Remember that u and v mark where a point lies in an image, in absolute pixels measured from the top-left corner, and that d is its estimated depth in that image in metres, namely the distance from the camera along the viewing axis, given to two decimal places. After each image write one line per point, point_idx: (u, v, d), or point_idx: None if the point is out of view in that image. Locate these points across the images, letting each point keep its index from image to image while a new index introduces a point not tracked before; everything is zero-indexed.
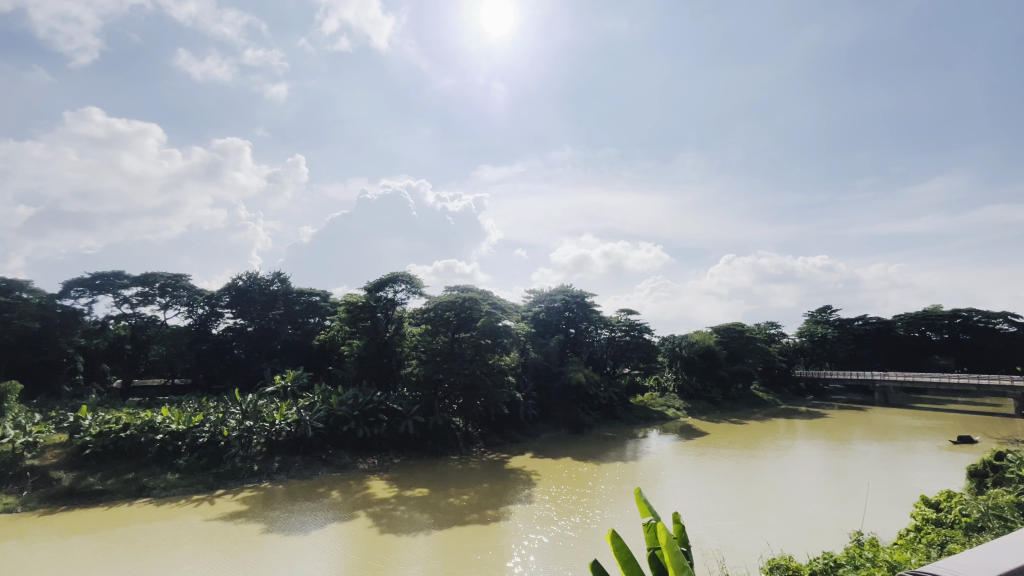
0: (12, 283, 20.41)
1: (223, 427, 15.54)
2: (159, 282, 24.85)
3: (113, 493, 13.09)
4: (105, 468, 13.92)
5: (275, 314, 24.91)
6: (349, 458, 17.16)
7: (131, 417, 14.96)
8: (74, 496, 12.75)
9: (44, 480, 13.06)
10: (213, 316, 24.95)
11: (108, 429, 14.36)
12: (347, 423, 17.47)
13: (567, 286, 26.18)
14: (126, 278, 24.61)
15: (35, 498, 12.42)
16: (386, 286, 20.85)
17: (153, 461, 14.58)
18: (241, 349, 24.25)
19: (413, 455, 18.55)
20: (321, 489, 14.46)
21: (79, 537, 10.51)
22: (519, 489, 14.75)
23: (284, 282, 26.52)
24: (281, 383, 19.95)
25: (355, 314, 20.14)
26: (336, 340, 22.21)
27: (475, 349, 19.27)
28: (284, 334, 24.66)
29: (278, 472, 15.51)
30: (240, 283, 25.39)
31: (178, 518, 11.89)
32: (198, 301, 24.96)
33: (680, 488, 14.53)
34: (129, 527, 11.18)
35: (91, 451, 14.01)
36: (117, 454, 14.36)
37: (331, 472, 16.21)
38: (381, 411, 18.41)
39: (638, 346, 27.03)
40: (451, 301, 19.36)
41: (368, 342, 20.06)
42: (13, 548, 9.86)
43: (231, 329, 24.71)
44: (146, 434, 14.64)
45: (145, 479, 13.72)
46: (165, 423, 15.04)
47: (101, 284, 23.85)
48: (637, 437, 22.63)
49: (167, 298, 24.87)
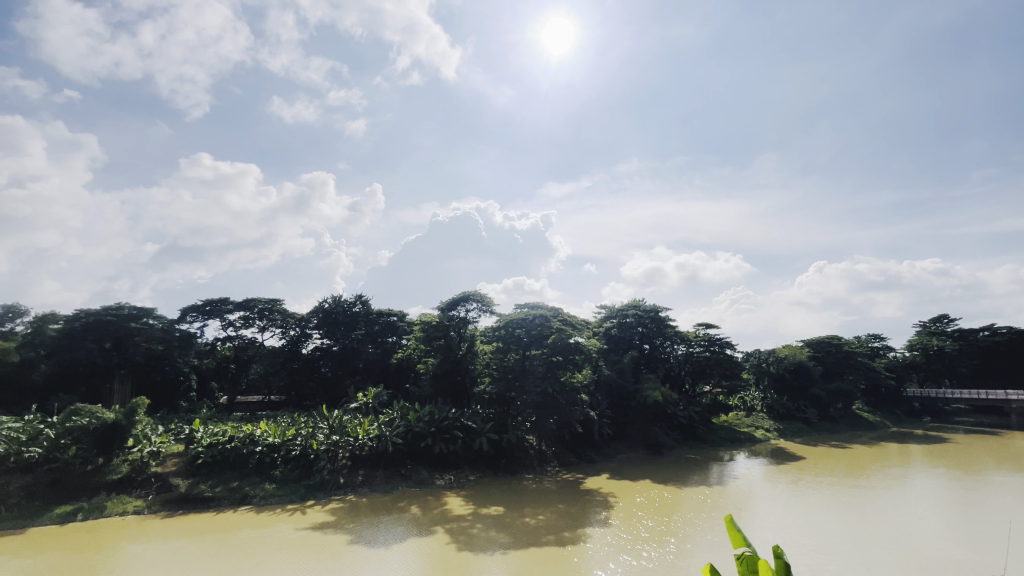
0: (142, 310, 23.39)
1: (313, 441, 16.61)
2: (258, 307, 27.39)
3: (220, 500, 14.36)
4: (214, 476, 15.37)
5: (357, 334, 26.47)
6: (427, 473, 17.63)
7: (236, 430, 16.50)
8: (188, 502, 14.12)
9: (165, 486, 14.63)
10: (303, 337, 26.89)
11: (217, 440, 15.91)
12: (424, 439, 18.03)
13: (639, 301, 25.34)
14: (231, 304, 27.37)
15: (158, 501, 13.95)
16: (458, 305, 21.50)
17: (253, 471, 15.86)
18: (327, 367, 25.97)
19: (488, 473, 18.68)
20: (401, 504, 14.88)
21: (190, 541, 11.53)
22: (595, 512, 14.23)
23: (365, 304, 28.07)
24: (363, 400, 21.06)
25: (430, 333, 20.82)
26: (413, 358, 23.11)
27: (547, 366, 19.12)
28: (365, 353, 26.11)
29: (362, 485, 16.25)
30: (327, 306, 27.31)
31: (273, 526, 12.74)
32: (290, 323, 27.14)
33: (772, 519, 13.26)
34: (231, 533, 12.16)
35: (202, 460, 15.56)
36: (224, 464, 15.81)
37: (410, 486, 16.71)
38: (456, 428, 18.77)
39: (719, 363, 25.41)
40: (521, 318, 19.48)
41: (442, 359, 20.64)
42: (138, 548, 11.03)
43: (319, 348, 26.45)
44: (247, 446, 16.09)
45: (247, 488, 14.96)
46: (263, 436, 16.40)
47: (211, 309, 26.75)
48: (722, 461, 21.18)
49: (264, 321, 27.27)
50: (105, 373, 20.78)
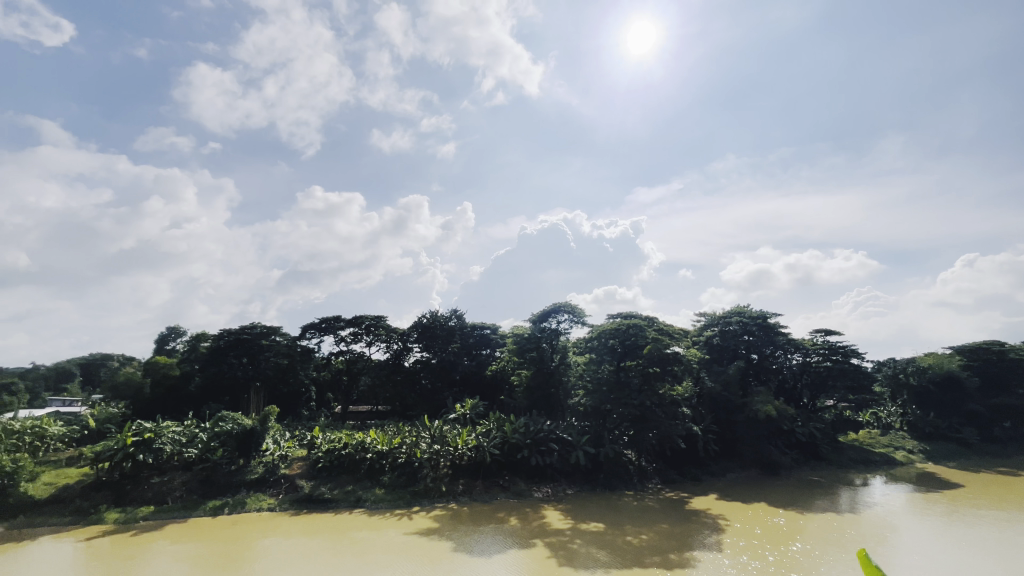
0: (271, 328, 26.47)
1: (416, 449, 17.45)
2: (365, 323, 29.64)
3: (338, 502, 15.61)
4: (333, 479, 16.78)
5: (453, 347, 27.58)
6: (525, 485, 17.69)
7: (350, 438, 17.92)
8: (311, 502, 15.52)
9: (292, 487, 16.23)
10: (405, 350, 28.63)
11: (334, 447, 17.40)
12: (521, 450, 18.14)
13: (744, 307, 23.48)
14: (343, 321, 29.93)
15: (287, 500, 15.50)
16: (550, 316, 21.62)
17: (365, 476, 17.05)
18: (427, 379, 27.29)
19: (586, 487, 18.31)
20: (501, 515, 15.07)
21: (315, 540, 12.60)
22: (704, 535, 13.24)
23: (460, 318, 29.19)
24: (461, 411, 21.84)
25: (522, 345, 21.04)
26: (507, 370, 23.55)
27: (643, 377, 18.34)
28: (461, 365, 27.12)
29: (463, 494, 16.75)
30: (425, 321, 28.85)
31: (384, 530, 13.55)
32: (393, 338, 29.01)
33: (921, 556, 11.38)
34: (347, 534, 13.12)
35: (322, 464, 17.09)
36: (340, 468, 17.19)
37: (509, 497, 16.87)
38: (552, 440, 18.72)
39: (843, 373, 22.69)
40: (614, 328, 19.04)
41: (536, 371, 20.72)
42: (272, 543, 12.31)
43: (420, 361, 27.89)
44: (360, 452, 17.35)
45: (360, 492, 16.11)
46: (373, 444, 17.58)
47: (326, 326, 29.48)
48: (854, 485, 18.73)
49: (370, 336, 29.45)
50: (244, 384, 23.87)
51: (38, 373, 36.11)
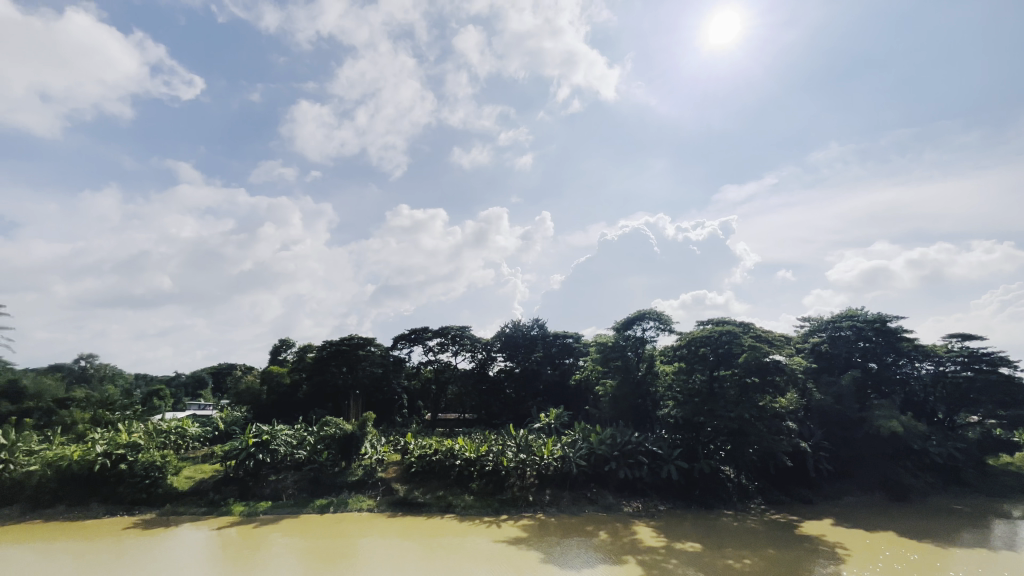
0: (367, 338, 28.30)
1: (503, 457, 17.58)
2: (451, 333, 30.69)
3: (430, 506, 16.23)
4: (425, 484, 17.49)
5: (536, 356, 27.68)
6: (614, 499, 17.17)
7: (440, 444, 18.49)
8: (406, 505, 16.26)
9: (388, 489, 17.15)
10: (489, 359, 29.26)
11: (425, 452, 18.07)
12: (608, 463, 17.68)
13: (856, 311, 21.06)
14: (431, 331, 31.25)
15: (384, 502, 16.37)
16: (634, 324, 21.01)
17: (455, 482, 17.57)
18: (512, 388, 27.64)
19: (680, 504, 17.33)
20: (589, 528, 14.72)
21: (410, 542, 13.12)
22: (819, 564, 11.91)
23: (542, 327, 29.27)
24: (546, 420, 21.84)
25: (606, 354, 20.55)
26: (591, 379, 23.16)
27: (740, 389, 16.91)
28: (544, 375, 27.11)
29: (550, 504, 16.62)
30: (508, 330, 29.31)
31: (474, 536, 13.79)
32: (478, 347, 29.78)
33: None
34: (438, 538, 13.55)
35: (415, 469, 17.84)
36: (431, 473, 17.84)
37: (597, 510, 16.45)
38: (641, 453, 18.02)
39: (989, 385, 19.43)
40: (704, 336, 17.95)
41: (621, 381, 20.09)
42: (373, 542, 13.03)
43: (504, 370, 28.30)
44: (449, 459, 17.79)
45: (451, 498, 16.60)
46: (461, 451, 17.93)
47: (416, 337, 30.99)
48: (1009, 517, 15.90)
49: (456, 346, 30.43)
50: (345, 392, 25.75)
51: (181, 379, 41.90)
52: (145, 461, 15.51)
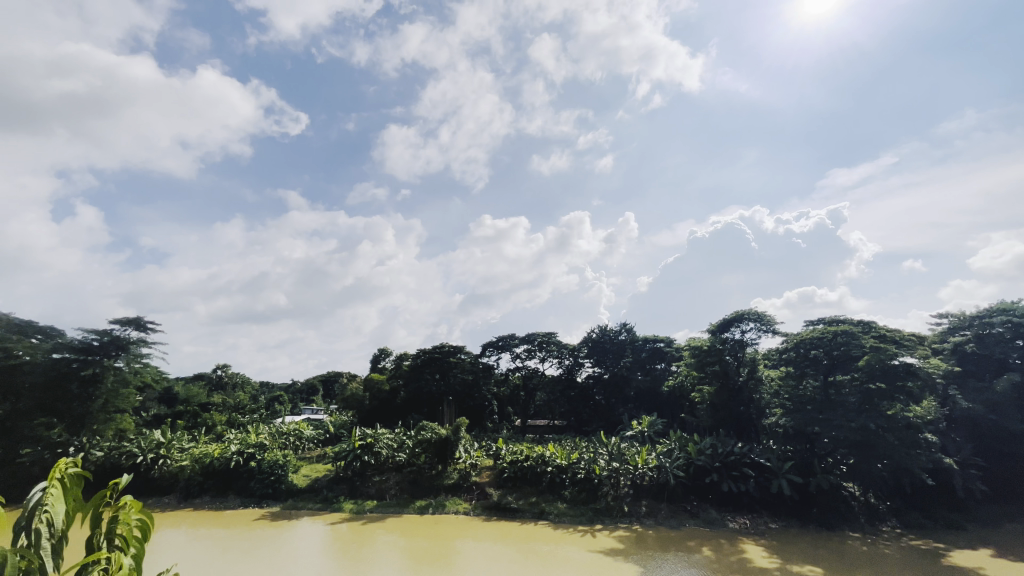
0: (458, 346, 29.30)
1: (595, 465, 17.19)
2: (538, 339, 30.75)
3: (523, 511, 16.32)
4: (518, 490, 17.68)
5: (625, 362, 26.88)
6: (717, 513, 16.08)
7: (531, 450, 18.57)
8: (500, 510, 16.49)
9: (483, 494, 17.55)
10: (577, 365, 28.96)
11: (517, 458, 18.23)
12: (709, 474, 16.61)
13: (1011, 303, 17.80)
14: (518, 338, 31.65)
15: (479, 506, 16.76)
16: (733, 325, 19.75)
17: (547, 489, 17.55)
18: (601, 395, 27.17)
19: (795, 523, 15.79)
20: (691, 543, 13.91)
21: (506, 547, 13.26)
22: None
23: (630, 331, 28.38)
24: (638, 428, 21.10)
25: (701, 359, 19.38)
26: (686, 385, 21.99)
27: (862, 396, 15.03)
28: (635, 381, 26.21)
29: (647, 516, 15.97)
30: (595, 336, 28.85)
31: (569, 544, 13.61)
32: (565, 353, 29.64)
33: None
34: (532, 545, 13.53)
35: (508, 474, 18.08)
36: (524, 479, 17.98)
37: (699, 525, 15.48)
38: (746, 465, 16.71)
39: None
40: (817, 336, 16.26)
41: (720, 387, 18.83)
42: (470, 545, 13.36)
43: (592, 376, 27.84)
44: (541, 465, 17.82)
45: (544, 504, 16.57)
46: (552, 458, 17.89)
47: (504, 344, 31.58)
48: None
49: (543, 352, 30.55)
50: (439, 398, 26.88)
51: (296, 387, 46.40)
52: (270, 460, 17.34)
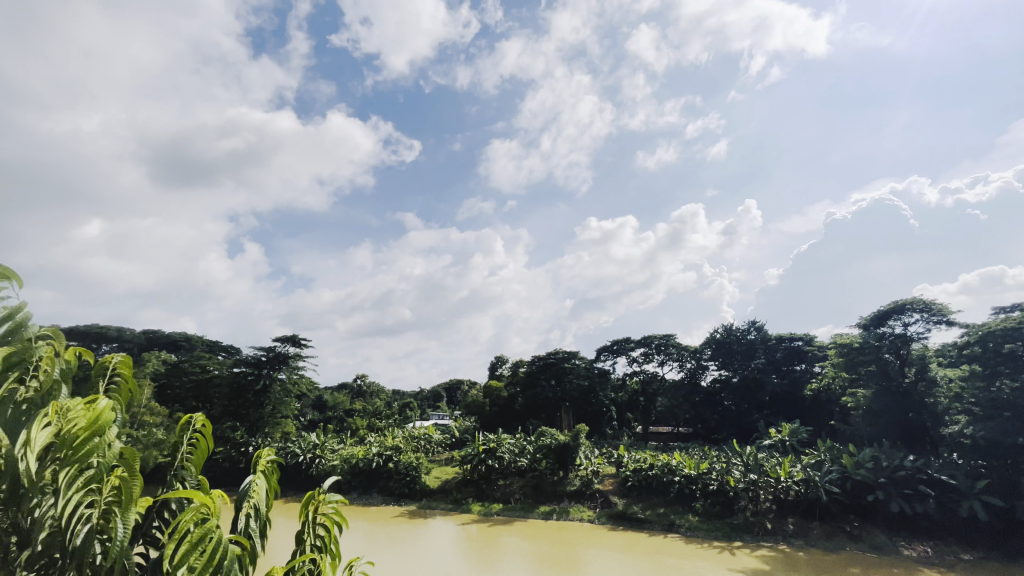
0: (572, 351, 29.13)
1: (729, 477, 15.81)
2: (655, 342, 29.47)
3: (651, 523, 15.55)
4: (644, 500, 16.95)
5: (756, 363, 24.50)
6: (886, 538, 13.81)
7: (655, 459, 17.77)
8: (626, 520, 15.92)
9: (607, 502, 17.15)
10: (700, 368, 27.06)
11: (641, 466, 17.55)
12: (873, 492, 14.29)
13: None
14: (633, 341, 30.56)
15: (604, 515, 16.33)
16: (891, 318, 16.94)
17: (676, 501, 16.57)
18: (730, 400, 24.84)
19: (998, 557, 12.87)
20: (854, 569, 12.08)
21: (636, 558, 12.71)
22: None
23: (761, 330, 25.82)
24: (778, 437, 19.02)
25: (852, 357, 17.11)
26: (836, 387, 19.29)
27: None
28: (770, 384, 23.73)
29: (796, 536, 14.25)
30: (719, 336, 26.77)
31: (705, 560, 12.64)
32: (686, 356, 27.92)
33: None
34: (663, 558, 12.77)
35: (632, 483, 17.43)
36: (650, 488, 17.19)
37: (863, 549, 13.41)
38: (921, 482, 14.09)
39: None
40: (1012, 326, 13.22)
41: (878, 390, 16.22)
42: (597, 553, 13.08)
43: (719, 380, 25.74)
44: (667, 475, 16.92)
45: (673, 516, 15.65)
46: (680, 467, 16.89)
47: (619, 348, 30.72)
48: None
49: (662, 355, 29.13)
50: (556, 404, 26.94)
51: (424, 393, 49.89)
52: (405, 461, 18.85)
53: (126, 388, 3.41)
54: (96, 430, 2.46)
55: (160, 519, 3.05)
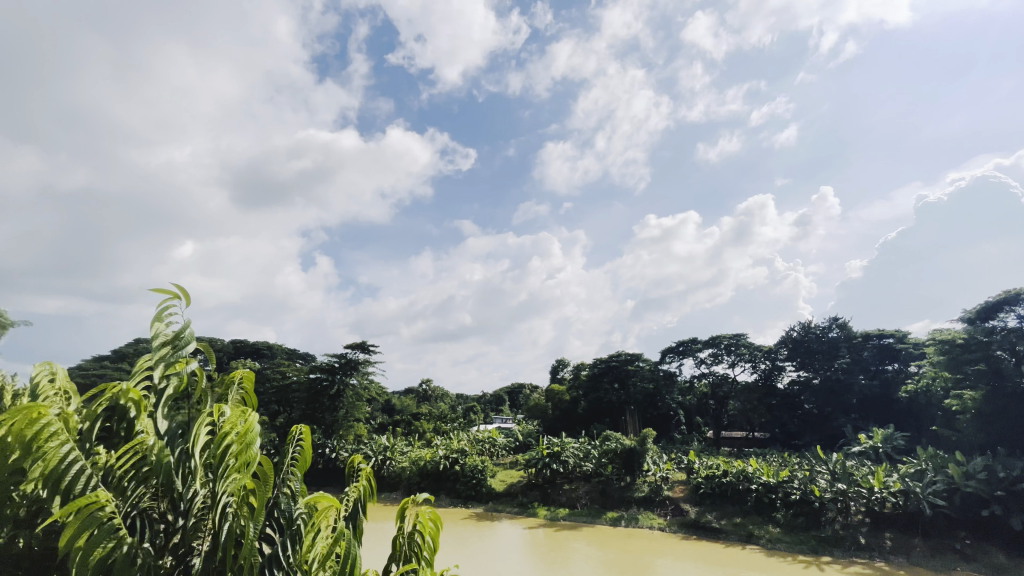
0: (635, 354, 28.33)
1: (813, 486, 14.66)
2: (724, 343, 28.03)
3: (728, 533, 14.70)
4: (718, 509, 16.08)
5: (840, 363, 22.62)
6: (1007, 560, 12.18)
7: (729, 466, 16.85)
8: (700, 529, 15.15)
9: (678, 510, 16.45)
10: (776, 370, 25.41)
11: (713, 473, 16.68)
12: (988, 506, 12.66)
13: None
14: (700, 342, 29.25)
15: (676, 523, 15.64)
16: (1001, 310, 15.05)
17: (754, 510, 15.58)
18: (812, 403, 23.06)
19: None
20: None
21: (711, 570, 12.04)
22: None
23: (844, 327, 23.83)
24: (869, 443, 17.39)
25: (958, 357, 15.51)
26: (937, 389, 17.37)
27: None
28: (857, 386, 21.80)
29: (894, 553, 12.93)
30: (796, 334, 25.02)
31: None
32: (759, 357, 26.34)
33: None
34: (742, 571, 12.01)
35: (704, 491, 16.60)
36: (724, 497, 16.29)
37: (978, 571, 11.91)
38: None
39: None
40: None
41: (990, 392, 14.40)
42: (669, 563, 12.53)
43: (798, 382, 24.02)
44: (743, 482, 15.97)
45: (752, 527, 14.72)
46: (757, 474, 15.90)
47: (685, 349, 29.51)
48: None
49: (732, 356, 27.65)
50: (620, 407, 26.26)
51: (486, 397, 50.61)
52: (471, 464, 19.14)
53: (248, 401, 3.38)
54: (249, 442, 2.56)
55: (271, 522, 3.01)
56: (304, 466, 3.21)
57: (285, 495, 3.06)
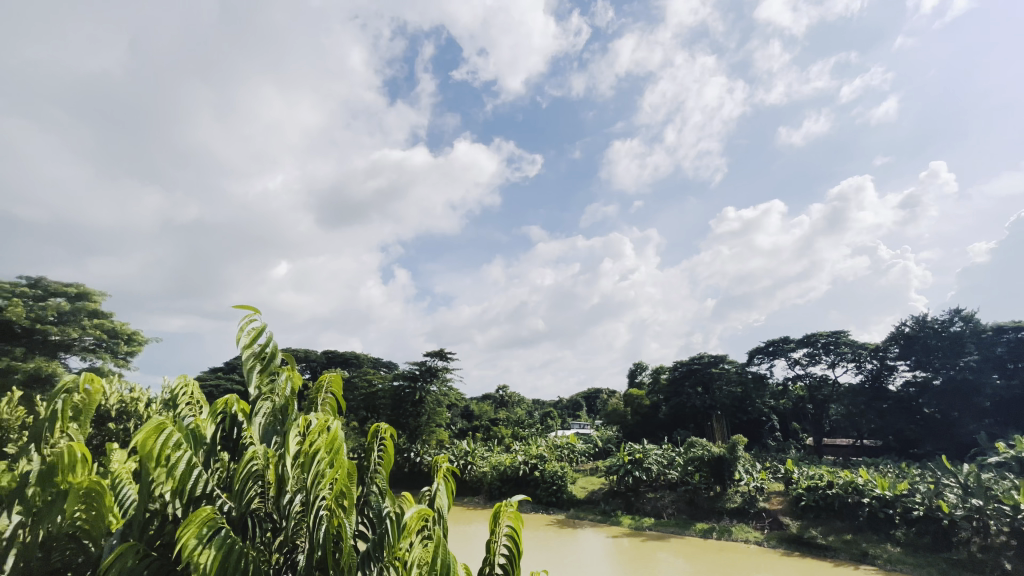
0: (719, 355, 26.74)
1: (940, 501, 12.91)
2: (821, 341, 25.65)
3: (837, 550, 13.30)
4: (824, 524, 14.59)
5: (966, 361, 19.83)
6: None
7: (834, 476, 15.32)
8: (804, 544, 13.84)
9: (777, 523, 15.18)
10: (885, 370, 22.82)
11: (816, 484, 15.22)
12: None
13: None
14: (793, 341, 27.00)
15: (775, 537, 14.45)
16: None
17: (868, 527, 13.99)
18: (932, 407, 20.39)
19: None
20: None
21: None
22: None
23: (968, 319, 20.90)
24: (1010, 453, 15.01)
25: None
26: None
27: None
28: (990, 386, 18.96)
29: None
30: (908, 329, 22.33)
31: None
32: (864, 356, 23.87)
33: None
34: None
35: (806, 503, 15.14)
36: (830, 511, 14.78)
37: None
38: None
39: None
40: None
41: None
42: None
43: (914, 383, 21.35)
44: (852, 495, 14.42)
45: (867, 545, 13.18)
46: (869, 487, 14.30)
47: (775, 350, 27.38)
48: None
49: (832, 356, 25.23)
50: (705, 413, 24.83)
51: (564, 403, 50.13)
52: (551, 471, 19.01)
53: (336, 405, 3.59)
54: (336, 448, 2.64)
55: (363, 519, 3.18)
56: (389, 466, 3.37)
57: (374, 493, 3.22)
